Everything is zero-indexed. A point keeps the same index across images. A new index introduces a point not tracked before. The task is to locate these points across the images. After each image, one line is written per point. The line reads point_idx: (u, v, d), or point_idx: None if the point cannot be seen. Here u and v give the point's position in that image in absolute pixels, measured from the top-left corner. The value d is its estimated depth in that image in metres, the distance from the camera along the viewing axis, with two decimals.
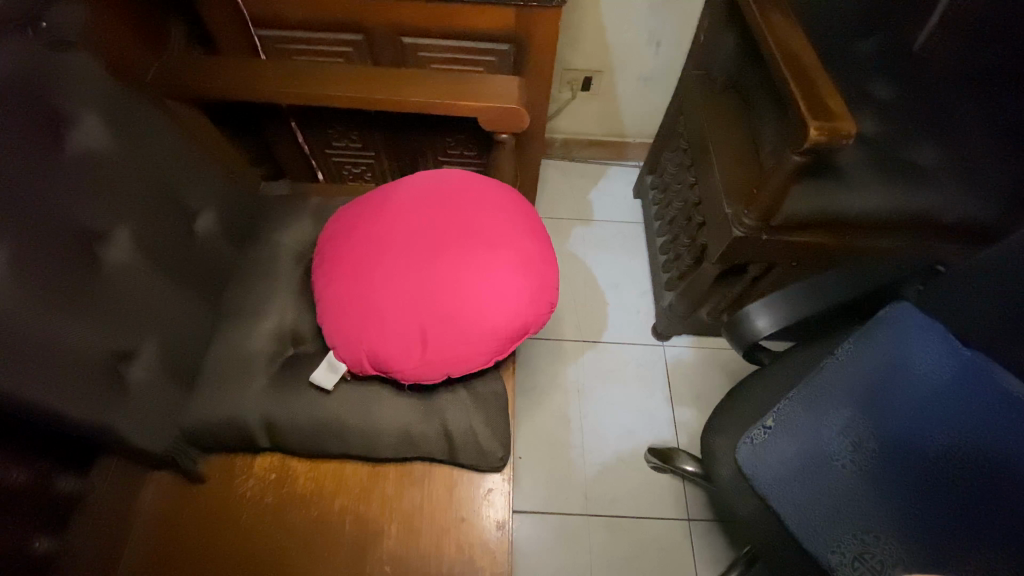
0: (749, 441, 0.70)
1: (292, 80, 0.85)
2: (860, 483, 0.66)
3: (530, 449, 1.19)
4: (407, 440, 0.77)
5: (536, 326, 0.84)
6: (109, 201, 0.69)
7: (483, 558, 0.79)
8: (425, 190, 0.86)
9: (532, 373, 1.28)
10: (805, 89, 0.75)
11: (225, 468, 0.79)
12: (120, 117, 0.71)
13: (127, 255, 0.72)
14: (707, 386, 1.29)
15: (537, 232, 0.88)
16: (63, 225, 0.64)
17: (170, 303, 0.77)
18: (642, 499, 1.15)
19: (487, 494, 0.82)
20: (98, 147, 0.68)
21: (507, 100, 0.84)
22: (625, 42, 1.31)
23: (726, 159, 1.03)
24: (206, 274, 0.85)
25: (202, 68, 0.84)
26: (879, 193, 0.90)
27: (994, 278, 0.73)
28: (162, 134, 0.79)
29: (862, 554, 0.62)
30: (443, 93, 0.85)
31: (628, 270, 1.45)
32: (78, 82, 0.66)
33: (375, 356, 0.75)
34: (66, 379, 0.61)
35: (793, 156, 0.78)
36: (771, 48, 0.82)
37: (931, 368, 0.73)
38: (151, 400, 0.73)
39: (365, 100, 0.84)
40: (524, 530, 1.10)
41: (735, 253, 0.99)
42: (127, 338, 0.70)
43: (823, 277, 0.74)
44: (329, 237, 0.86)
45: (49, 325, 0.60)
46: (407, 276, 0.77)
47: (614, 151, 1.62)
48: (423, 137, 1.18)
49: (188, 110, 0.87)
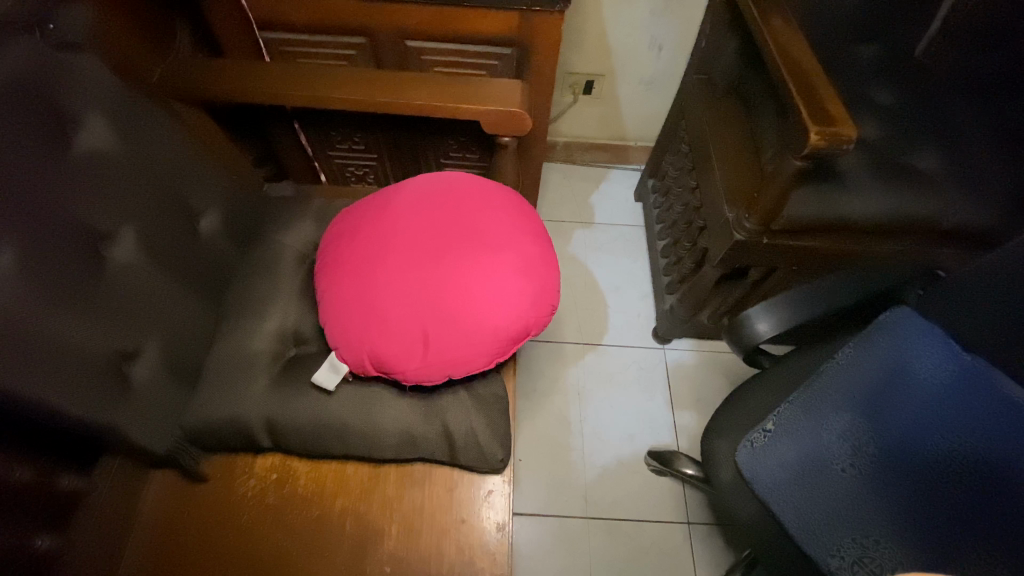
0: (749, 444, 0.71)
1: (295, 82, 0.85)
2: (860, 487, 0.66)
3: (530, 452, 1.20)
4: (408, 441, 0.77)
5: (536, 328, 0.84)
6: (114, 202, 0.70)
7: (483, 559, 0.79)
8: (427, 192, 0.87)
9: (533, 375, 1.29)
10: (805, 93, 0.75)
11: (226, 468, 0.79)
12: (124, 118, 0.72)
13: (131, 255, 0.72)
14: (707, 390, 1.29)
15: (539, 234, 0.89)
16: (70, 224, 0.64)
17: (171, 304, 0.77)
18: (642, 501, 1.15)
19: (487, 495, 0.82)
20: (101, 147, 0.69)
21: (510, 104, 0.85)
22: (627, 46, 1.31)
23: (726, 165, 1.03)
24: (210, 274, 0.86)
25: (207, 70, 0.85)
26: (882, 198, 0.90)
27: (993, 283, 0.74)
28: (166, 136, 0.79)
29: (862, 558, 0.62)
30: (445, 96, 0.85)
31: (629, 273, 1.45)
32: (84, 83, 0.66)
33: (376, 357, 0.75)
34: (68, 377, 0.61)
35: (793, 161, 0.78)
36: (773, 53, 0.82)
37: (931, 374, 0.73)
38: (152, 399, 0.73)
39: (368, 102, 0.85)
40: (524, 532, 1.10)
41: (736, 257, 0.99)
42: (130, 338, 0.71)
43: (823, 280, 0.75)
44: (331, 239, 0.86)
45: (53, 322, 0.60)
46: (408, 278, 0.78)
47: (615, 154, 1.62)
48: (425, 140, 1.19)
49: (193, 111, 0.88)
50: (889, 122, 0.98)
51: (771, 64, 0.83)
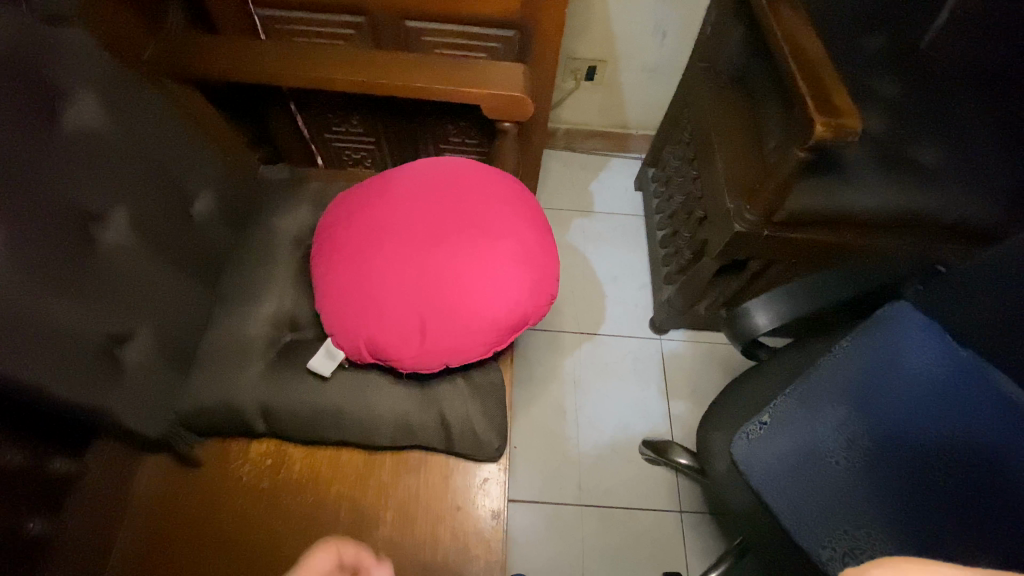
0: (745, 436, 0.70)
1: (291, 61, 0.83)
2: (852, 480, 0.67)
3: (525, 441, 1.20)
4: (404, 428, 0.77)
5: (535, 317, 0.83)
6: (106, 182, 0.68)
7: (478, 546, 0.78)
8: (425, 177, 0.86)
9: (530, 363, 1.28)
10: (811, 83, 0.74)
11: (220, 452, 0.79)
12: (116, 96, 0.70)
13: (123, 237, 0.71)
14: (702, 381, 1.29)
15: (538, 222, 0.88)
16: (60, 205, 0.63)
17: (164, 287, 0.76)
18: (636, 490, 1.15)
19: (483, 483, 0.82)
20: (93, 126, 0.67)
21: (510, 88, 0.83)
22: (631, 31, 1.29)
23: (729, 155, 1.02)
24: (204, 257, 0.84)
25: (201, 48, 0.83)
26: (880, 192, 0.90)
27: (995, 280, 0.73)
28: (160, 115, 0.77)
29: (853, 549, 0.63)
30: (445, 78, 0.83)
31: (627, 263, 1.45)
32: (72, 58, 0.65)
33: (372, 344, 0.74)
34: (61, 360, 0.61)
35: (798, 152, 0.77)
36: (779, 40, 0.81)
37: (926, 368, 0.73)
38: (144, 383, 0.72)
39: (366, 84, 0.83)
40: (519, 519, 1.11)
41: (735, 249, 0.99)
42: (123, 321, 0.70)
43: (823, 273, 0.74)
44: (328, 223, 0.85)
45: (42, 305, 0.59)
46: (405, 265, 0.77)
47: (615, 142, 1.61)
48: (424, 125, 1.17)
49: (187, 90, 0.86)
50: (896, 115, 0.97)
51: (777, 54, 0.82)
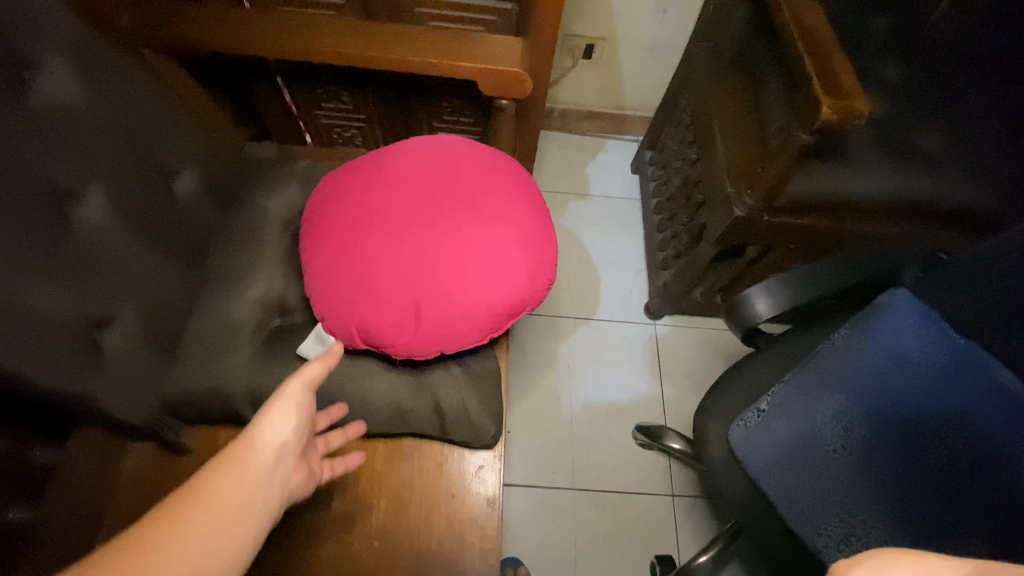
0: (743, 424, 0.70)
1: (278, 32, 0.79)
2: (849, 469, 0.66)
3: (519, 425, 1.19)
4: (398, 415, 0.75)
5: (532, 302, 0.81)
6: (82, 158, 0.65)
7: (473, 532, 0.77)
8: (419, 157, 0.83)
9: (524, 348, 1.27)
10: (819, 64, 0.72)
11: (209, 440, 0.77)
12: (90, 66, 0.66)
13: (102, 215, 0.68)
14: (696, 366, 1.29)
15: (535, 205, 0.85)
16: (33, 181, 0.59)
17: (147, 269, 0.73)
18: (630, 475, 1.16)
19: (477, 471, 0.80)
20: (66, 98, 0.63)
21: (508, 63, 0.80)
22: (630, 8, 1.25)
23: (729, 139, 1.00)
24: (190, 239, 0.81)
25: (181, 18, 0.78)
26: (885, 177, 0.92)
27: (997, 269, 0.72)
28: (139, 87, 0.73)
29: (849, 537, 0.63)
30: (440, 52, 0.80)
31: (623, 247, 1.43)
32: (42, 24, 0.60)
33: (365, 329, 0.72)
34: (39, 345, 0.58)
35: (801, 135, 0.75)
36: (785, 18, 0.79)
37: (924, 356, 0.72)
38: (129, 369, 0.70)
39: (357, 56, 0.79)
40: (513, 504, 1.11)
41: (734, 236, 0.99)
42: (104, 304, 0.67)
43: (824, 261, 0.73)
44: (317, 204, 0.82)
45: (16, 288, 0.56)
46: (398, 248, 0.74)
47: (612, 124, 1.57)
48: (417, 103, 1.14)
49: (167, 61, 0.82)
50: None
51: (784, 33, 0.79)
